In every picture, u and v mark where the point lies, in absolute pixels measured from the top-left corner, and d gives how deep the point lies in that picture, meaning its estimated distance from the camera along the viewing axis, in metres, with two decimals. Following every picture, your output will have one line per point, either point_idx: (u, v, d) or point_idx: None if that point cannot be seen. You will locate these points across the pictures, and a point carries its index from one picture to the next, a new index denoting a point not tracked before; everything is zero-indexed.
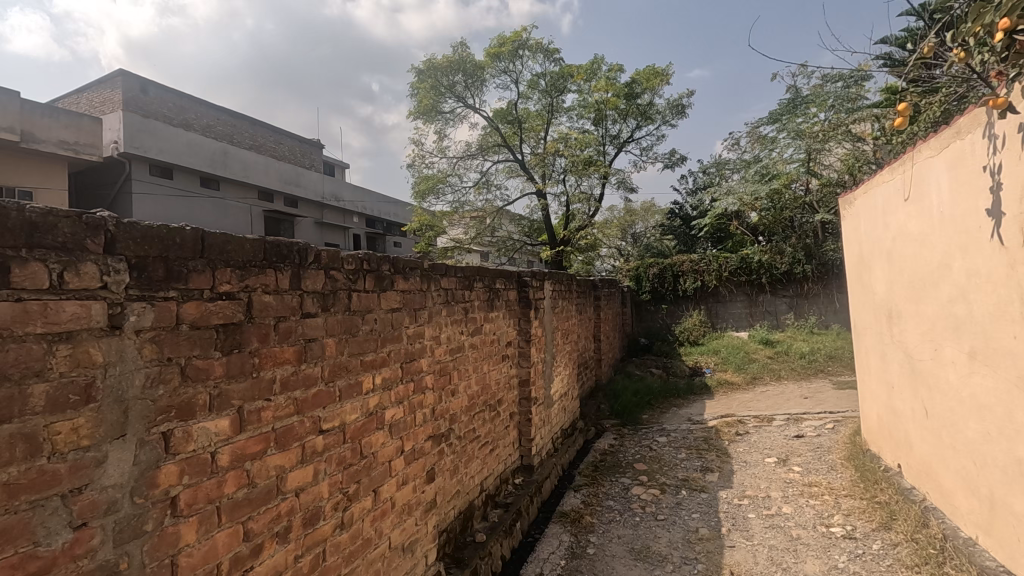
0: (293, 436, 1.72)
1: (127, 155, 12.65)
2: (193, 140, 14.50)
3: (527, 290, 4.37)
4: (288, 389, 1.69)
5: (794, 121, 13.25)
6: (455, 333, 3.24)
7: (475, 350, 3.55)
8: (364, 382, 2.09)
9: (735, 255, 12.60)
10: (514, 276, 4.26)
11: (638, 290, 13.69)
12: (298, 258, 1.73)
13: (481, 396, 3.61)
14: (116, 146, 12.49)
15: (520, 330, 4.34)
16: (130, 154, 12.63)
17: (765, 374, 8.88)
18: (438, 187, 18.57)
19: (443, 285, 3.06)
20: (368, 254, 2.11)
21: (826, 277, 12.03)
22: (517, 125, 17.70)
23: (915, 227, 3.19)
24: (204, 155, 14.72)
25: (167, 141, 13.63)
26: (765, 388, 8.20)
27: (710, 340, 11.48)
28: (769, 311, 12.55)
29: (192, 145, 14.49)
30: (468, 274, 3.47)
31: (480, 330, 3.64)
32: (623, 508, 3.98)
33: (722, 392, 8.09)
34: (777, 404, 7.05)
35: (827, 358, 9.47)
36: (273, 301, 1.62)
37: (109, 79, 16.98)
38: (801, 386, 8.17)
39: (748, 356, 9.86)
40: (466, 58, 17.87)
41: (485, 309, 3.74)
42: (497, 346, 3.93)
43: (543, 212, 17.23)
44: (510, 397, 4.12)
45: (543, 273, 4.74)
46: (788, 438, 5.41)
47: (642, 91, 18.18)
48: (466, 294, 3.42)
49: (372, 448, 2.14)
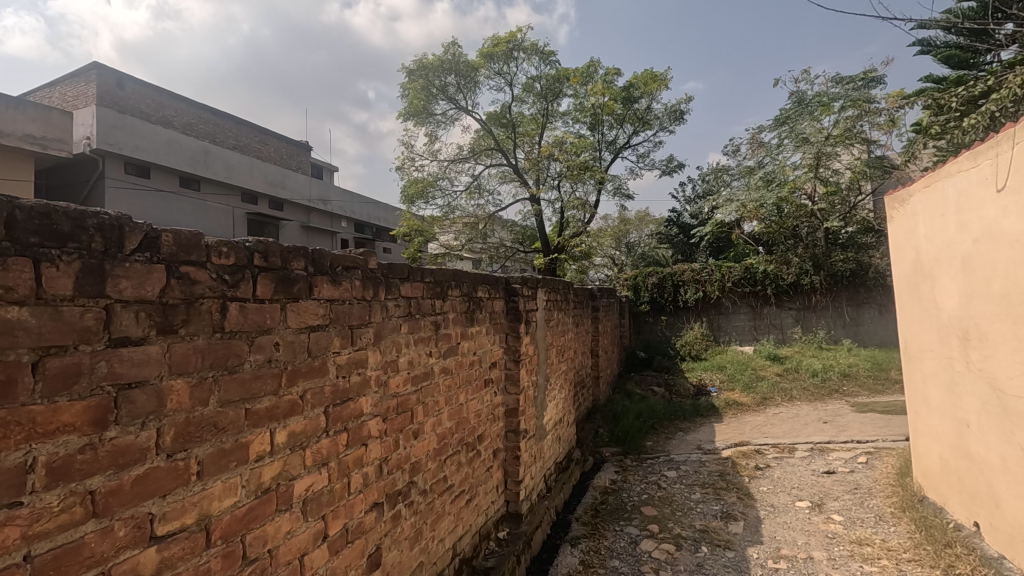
0: (83, 561, 0.95)
1: (99, 152, 11.77)
2: (172, 137, 13.68)
3: (518, 300, 3.63)
4: (70, 478, 0.93)
5: (798, 126, 12.71)
6: (420, 353, 2.50)
7: (449, 376, 2.80)
8: (253, 444, 1.33)
9: (739, 264, 11.96)
10: (501, 283, 3.53)
11: (636, 301, 13.00)
12: (101, 242, 0.98)
13: (455, 435, 2.85)
14: (88, 142, 11.65)
15: (508, 348, 3.60)
16: (103, 151, 11.75)
17: (776, 394, 8.15)
18: (427, 190, 17.88)
19: (403, 294, 2.32)
20: (263, 242, 1.37)
21: (835, 289, 11.42)
22: (512, 128, 17.04)
23: (1013, 225, 2.51)
24: (184, 154, 13.98)
25: (144, 137, 12.72)
26: (778, 410, 7.48)
27: (713, 355, 10.77)
28: (775, 325, 11.81)
29: (170, 142, 13.68)
30: (444, 279, 2.74)
31: (456, 350, 2.89)
32: (631, 573, 3.21)
33: (731, 414, 7.34)
34: (796, 430, 6.31)
35: (841, 376, 8.76)
36: (29, 319, 0.87)
37: (83, 72, 16.16)
38: (817, 409, 7.45)
39: (756, 374, 9.13)
40: (458, 58, 17.23)
41: (464, 323, 3.01)
42: (478, 369, 3.18)
43: (537, 218, 16.58)
44: (493, 432, 3.36)
45: (536, 279, 4.00)
46: (817, 475, 4.66)
47: (640, 95, 17.55)
48: (438, 304, 2.69)
49: (267, 546, 1.37)
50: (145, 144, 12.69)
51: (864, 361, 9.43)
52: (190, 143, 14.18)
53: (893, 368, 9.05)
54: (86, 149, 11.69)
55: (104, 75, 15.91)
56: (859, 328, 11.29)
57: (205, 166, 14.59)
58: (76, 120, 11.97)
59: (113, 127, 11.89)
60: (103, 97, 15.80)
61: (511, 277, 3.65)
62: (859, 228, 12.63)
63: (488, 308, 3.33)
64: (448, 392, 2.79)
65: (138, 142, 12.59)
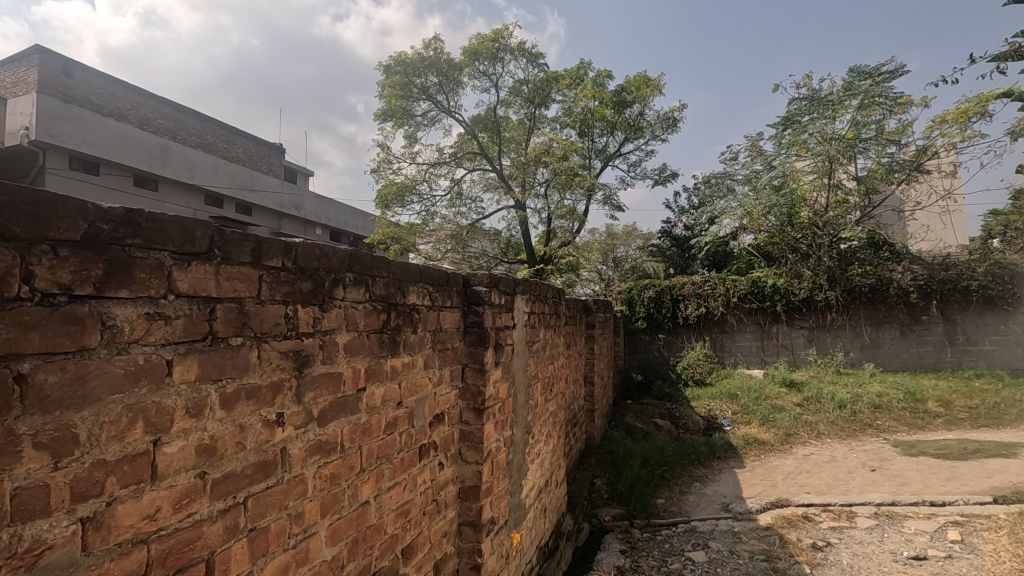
0: None
1: (39, 145, 10.23)
2: (127, 132, 12.01)
3: (481, 309, 2.29)
4: None
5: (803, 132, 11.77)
6: (249, 419, 1.14)
7: (334, 461, 1.44)
8: None
9: (744, 277, 10.78)
10: (454, 286, 2.20)
11: (631, 316, 11.72)
12: None
13: (348, 568, 1.49)
14: (26, 133, 10.10)
15: (462, 385, 2.27)
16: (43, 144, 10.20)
17: (801, 430, 6.86)
18: (405, 194, 16.61)
19: (174, 292, 0.97)
20: None
21: (852, 306, 10.25)
22: (497, 132, 15.90)
23: None
24: (140, 150, 12.26)
25: (93, 131, 11.19)
26: (809, 451, 6.18)
27: (719, 379, 9.51)
28: (784, 345, 10.60)
29: (125, 137, 11.99)
30: (324, 268, 1.39)
31: (353, 405, 1.53)
32: None
33: (753, 455, 6.03)
34: (843, 482, 5.00)
35: (871, 408, 7.51)
36: None
37: (25, 57, 14.54)
38: (854, 450, 6.16)
39: (772, 403, 7.85)
40: (440, 55, 16.05)
41: (377, 351, 1.66)
42: (407, 428, 1.84)
43: (522, 226, 15.42)
44: (434, 534, 2.00)
45: (514, 280, 2.64)
46: (903, 563, 3.34)
47: (633, 100, 16.38)
48: (306, 317, 1.33)
49: None
50: (93, 137, 11.18)
51: (894, 389, 8.20)
52: (148, 139, 12.40)
53: (930, 399, 7.83)
54: (23, 140, 10.13)
55: (48, 60, 14.35)
56: (879, 350, 10.10)
57: (164, 165, 13.02)
58: (14, 108, 10.44)
59: (56, 117, 10.39)
60: (46, 85, 14.21)
61: (474, 275, 2.32)
62: (867, 241, 11.66)
63: (428, 324, 1.99)
64: (331, 486, 1.43)
65: (86, 135, 11.08)
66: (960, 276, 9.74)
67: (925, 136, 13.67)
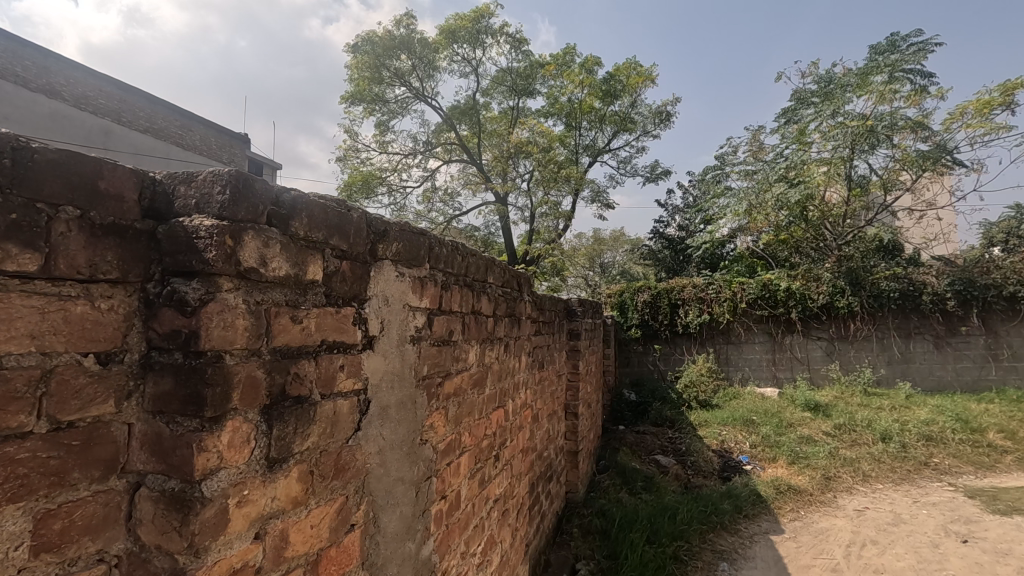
0: None
1: None
2: (58, 111, 9.90)
3: (196, 286, 0.68)
4: None
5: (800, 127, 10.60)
6: None
7: None
8: None
9: (753, 280, 9.31)
10: (54, 199, 0.60)
11: (623, 324, 10.22)
12: None
13: None
14: None
15: (125, 536, 0.67)
16: None
17: (842, 471, 5.34)
18: (372, 186, 14.90)
19: None
20: None
21: (878, 314, 8.80)
22: (477, 123, 14.34)
23: None
24: (76, 132, 10.16)
25: (16, 107, 9.06)
26: (862, 504, 4.66)
27: (727, 401, 7.97)
28: (799, 359, 9.11)
29: (56, 117, 9.88)
30: None
31: None
32: None
33: (790, 510, 4.50)
34: (937, 567, 3.46)
35: (921, 441, 6.03)
36: None
37: None
38: (921, 504, 4.62)
39: (799, 433, 6.34)
40: (414, 33, 14.36)
41: None
42: None
43: (502, 224, 13.86)
44: None
45: (375, 227, 1.02)
46: None
47: (624, 91, 14.67)
48: None
49: None
50: (16, 115, 9.15)
51: (941, 415, 6.72)
52: (87, 120, 10.34)
53: (988, 429, 6.34)
54: None
55: None
56: (909, 366, 8.65)
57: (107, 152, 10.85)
58: None
59: None
60: None
61: (192, 181, 0.72)
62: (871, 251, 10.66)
63: None
64: None
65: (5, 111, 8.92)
66: (1006, 279, 8.33)
67: (945, 128, 12.31)
